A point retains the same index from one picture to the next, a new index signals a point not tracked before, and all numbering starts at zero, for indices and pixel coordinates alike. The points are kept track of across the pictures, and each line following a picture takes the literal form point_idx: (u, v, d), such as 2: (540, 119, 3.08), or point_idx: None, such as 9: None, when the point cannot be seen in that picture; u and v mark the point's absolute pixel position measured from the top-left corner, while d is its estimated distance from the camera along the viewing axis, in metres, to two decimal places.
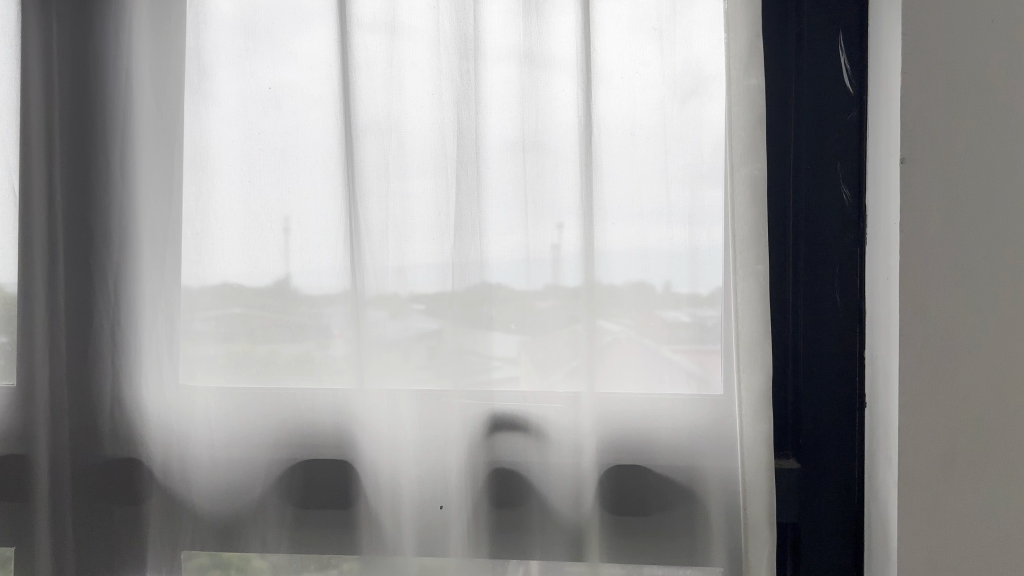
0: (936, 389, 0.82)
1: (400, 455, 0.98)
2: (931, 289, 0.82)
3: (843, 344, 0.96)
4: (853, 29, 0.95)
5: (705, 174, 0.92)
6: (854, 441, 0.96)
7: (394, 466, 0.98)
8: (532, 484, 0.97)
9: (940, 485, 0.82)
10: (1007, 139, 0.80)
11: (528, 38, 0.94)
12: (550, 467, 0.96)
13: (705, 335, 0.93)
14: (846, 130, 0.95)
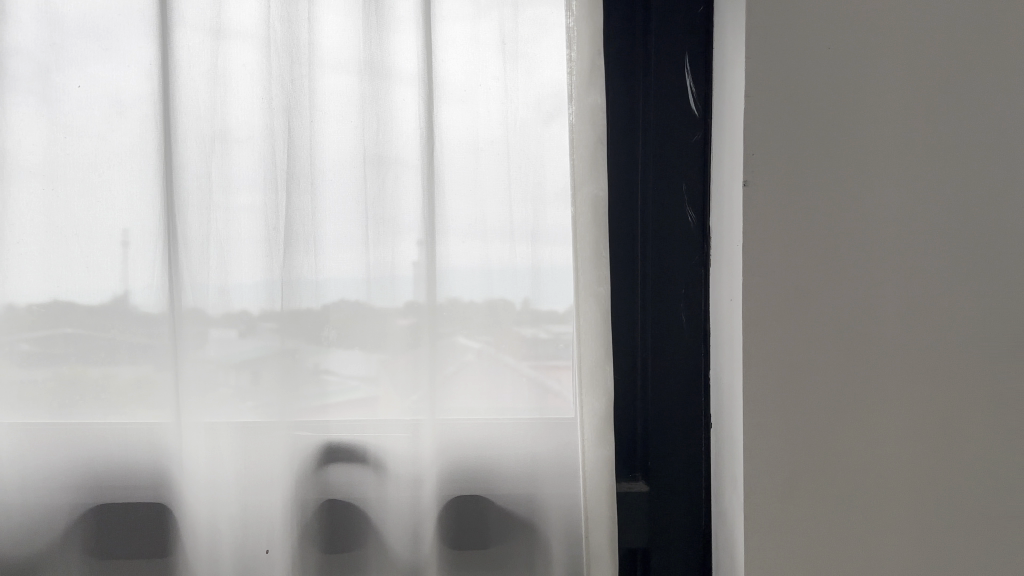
0: (778, 407, 0.83)
1: (223, 491, 0.90)
2: (774, 310, 0.83)
3: (690, 365, 0.96)
4: (698, 51, 0.96)
5: (550, 193, 0.89)
6: (701, 461, 0.96)
7: (213, 506, 0.90)
8: (368, 518, 0.91)
9: (780, 503, 0.83)
10: (840, 164, 0.83)
11: (368, 46, 0.89)
12: (387, 500, 0.91)
13: (545, 354, 0.90)
14: (691, 152, 0.96)
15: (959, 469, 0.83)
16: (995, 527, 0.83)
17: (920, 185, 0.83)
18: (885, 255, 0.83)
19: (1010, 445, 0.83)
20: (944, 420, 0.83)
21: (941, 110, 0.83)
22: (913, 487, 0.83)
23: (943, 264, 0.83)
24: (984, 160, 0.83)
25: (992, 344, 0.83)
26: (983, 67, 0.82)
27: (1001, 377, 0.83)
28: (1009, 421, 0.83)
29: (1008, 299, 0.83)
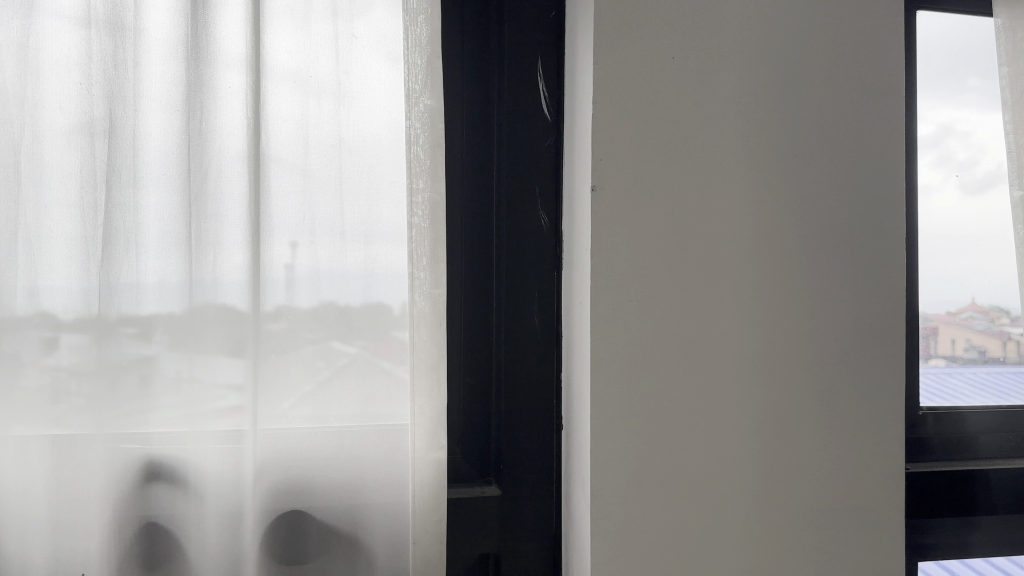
0: (624, 409, 0.84)
1: (31, 511, 0.84)
2: (620, 313, 0.84)
3: (542, 367, 0.96)
4: (550, 56, 0.97)
5: (382, 192, 0.90)
6: (552, 464, 0.96)
7: (22, 528, 0.84)
8: (188, 541, 0.87)
9: (624, 504, 0.84)
10: (682, 170, 0.85)
11: (194, 30, 0.86)
12: (205, 520, 0.87)
13: (378, 359, 0.90)
14: (542, 155, 0.97)
15: (790, 465, 0.87)
16: (822, 520, 0.87)
17: (753, 190, 0.86)
18: (722, 258, 0.85)
19: (833, 440, 0.88)
20: (776, 419, 0.86)
21: (772, 121, 0.87)
22: (750, 484, 0.86)
23: (774, 266, 0.86)
24: (811, 172, 0.87)
25: (817, 346, 0.87)
26: (806, 82, 0.87)
27: (825, 377, 0.88)
28: (832, 418, 0.88)
29: (831, 303, 0.88)
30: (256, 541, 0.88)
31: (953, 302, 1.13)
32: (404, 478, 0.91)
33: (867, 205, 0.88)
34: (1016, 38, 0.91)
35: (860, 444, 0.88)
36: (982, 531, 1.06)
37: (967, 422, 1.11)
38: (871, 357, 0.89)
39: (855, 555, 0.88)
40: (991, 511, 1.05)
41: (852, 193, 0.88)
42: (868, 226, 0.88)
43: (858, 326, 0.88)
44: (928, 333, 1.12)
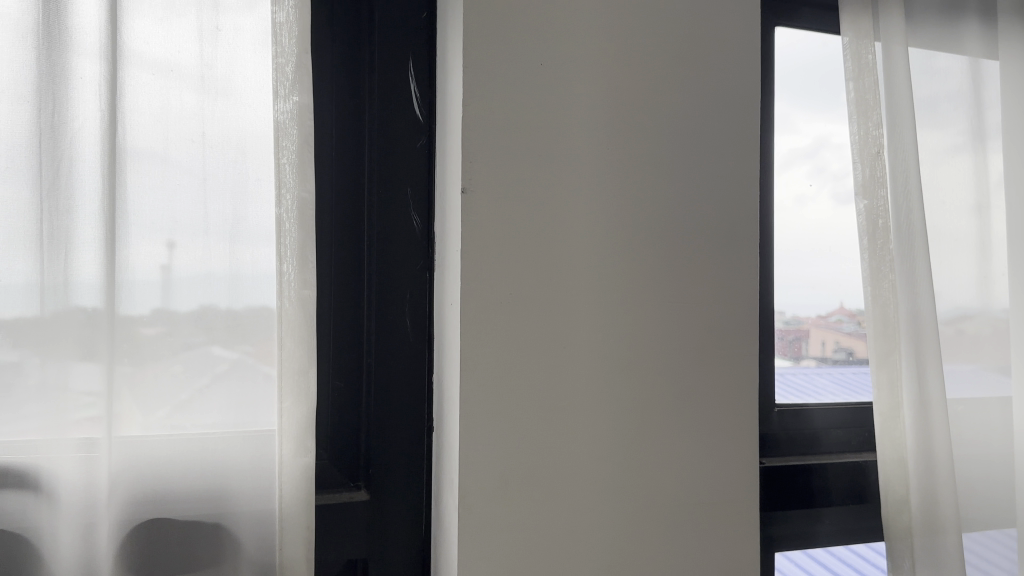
0: (494, 410, 0.84)
1: None
2: (490, 315, 0.84)
3: (414, 370, 0.96)
4: (422, 58, 0.97)
5: (248, 191, 0.88)
6: (423, 467, 0.96)
7: None
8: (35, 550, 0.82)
9: (493, 504, 0.84)
10: (550, 174, 0.86)
11: (45, 14, 0.81)
12: (55, 531, 0.82)
13: (244, 363, 0.88)
14: (414, 156, 0.97)
15: (654, 462, 0.89)
16: (685, 514, 0.91)
17: (618, 195, 0.89)
18: (589, 261, 0.87)
19: (694, 437, 0.91)
20: (640, 416, 0.89)
21: (636, 129, 0.89)
22: (615, 481, 0.88)
23: (638, 269, 0.89)
24: (672, 179, 0.91)
25: (680, 345, 0.91)
26: (666, 93, 0.91)
27: (686, 376, 0.91)
28: (693, 415, 0.91)
29: (693, 304, 0.91)
30: (111, 554, 0.83)
31: (823, 307, 1.20)
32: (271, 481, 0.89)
33: (726, 210, 0.93)
34: (863, 54, 0.98)
35: (717, 439, 0.92)
36: (827, 523, 1.13)
37: (814, 419, 1.18)
38: (726, 356, 0.93)
39: (715, 548, 0.92)
40: (835, 502, 1.12)
41: (709, 200, 0.93)
42: (726, 231, 0.93)
43: (716, 326, 0.93)
44: (799, 335, 1.18)
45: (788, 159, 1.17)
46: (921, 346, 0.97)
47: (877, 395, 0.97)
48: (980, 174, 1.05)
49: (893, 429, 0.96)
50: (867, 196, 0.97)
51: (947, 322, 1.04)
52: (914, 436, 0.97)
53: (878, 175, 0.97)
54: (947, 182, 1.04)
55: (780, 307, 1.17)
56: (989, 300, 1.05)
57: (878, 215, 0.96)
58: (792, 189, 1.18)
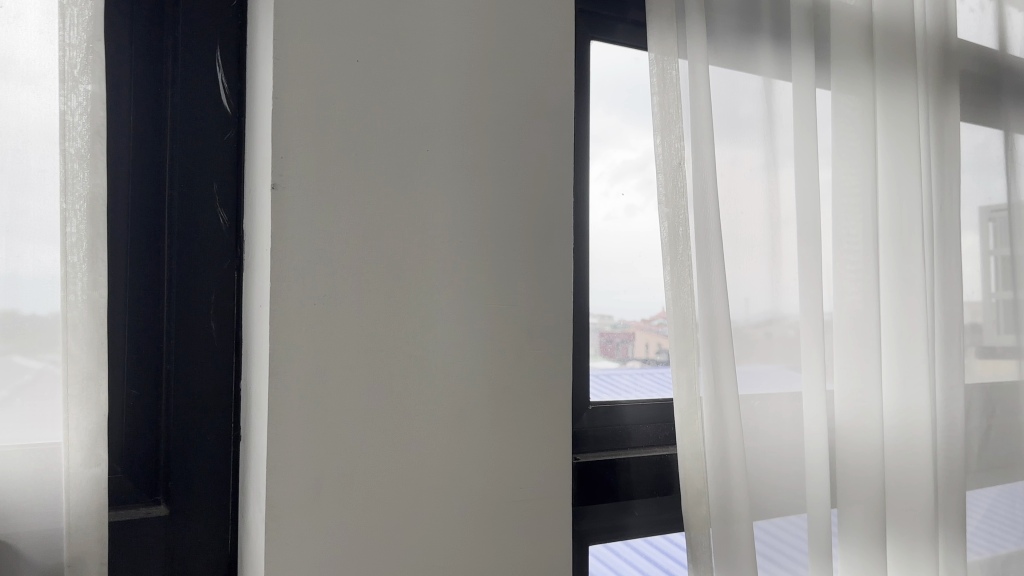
0: (304, 416, 0.81)
1: None
2: (300, 316, 0.81)
3: (219, 374, 0.92)
4: (230, 47, 0.94)
5: (30, 183, 0.81)
6: (230, 475, 0.93)
7: None
8: None
9: (302, 514, 0.81)
10: (363, 173, 0.85)
11: None
12: None
13: (24, 368, 0.80)
14: (221, 150, 0.93)
15: (469, 464, 0.90)
16: (498, 514, 0.92)
17: (435, 198, 0.89)
18: (406, 263, 0.87)
19: (508, 438, 0.93)
20: (456, 418, 0.89)
21: (452, 133, 0.90)
22: (429, 483, 0.87)
23: (455, 272, 0.90)
24: (485, 184, 0.92)
25: (495, 347, 0.92)
26: (481, 99, 0.92)
27: (501, 378, 0.92)
28: (507, 415, 0.93)
29: (507, 307, 0.93)
30: None
31: (647, 310, 1.27)
32: (57, 490, 0.81)
33: (540, 215, 0.96)
34: (667, 72, 1.03)
35: (532, 438, 0.94)
36: (636, 515, 1.18)
37: (625, 415, 1.23)
38: (539, 356, 0.95)
39: (527, 545, 0.93)
40: (642, 494, 1.18)
41: (522, 205, 0.95)
42: (541, 235, 0.96)
43: (531, 327, 0.95)
44: (626, 337, 1.24)
45: (622, 172, 1.26)
46: (716, 351, 1.03)
47: (678, 394, 1.03)
48: (773, 187, 1.13)
49: (691, 428, 1.03)
50: (669, 206, 1.02)
51: (754, 326, 1.12)
52: (709, 433, 1.04)
53: (678, 187, 1.03)
54: (742, 196, 1.12)
55: (606, 312, 1.23)
56: (781, 304, 1.13)
57: (679, 224, 1.02)
58: (624, 200, 1.26)
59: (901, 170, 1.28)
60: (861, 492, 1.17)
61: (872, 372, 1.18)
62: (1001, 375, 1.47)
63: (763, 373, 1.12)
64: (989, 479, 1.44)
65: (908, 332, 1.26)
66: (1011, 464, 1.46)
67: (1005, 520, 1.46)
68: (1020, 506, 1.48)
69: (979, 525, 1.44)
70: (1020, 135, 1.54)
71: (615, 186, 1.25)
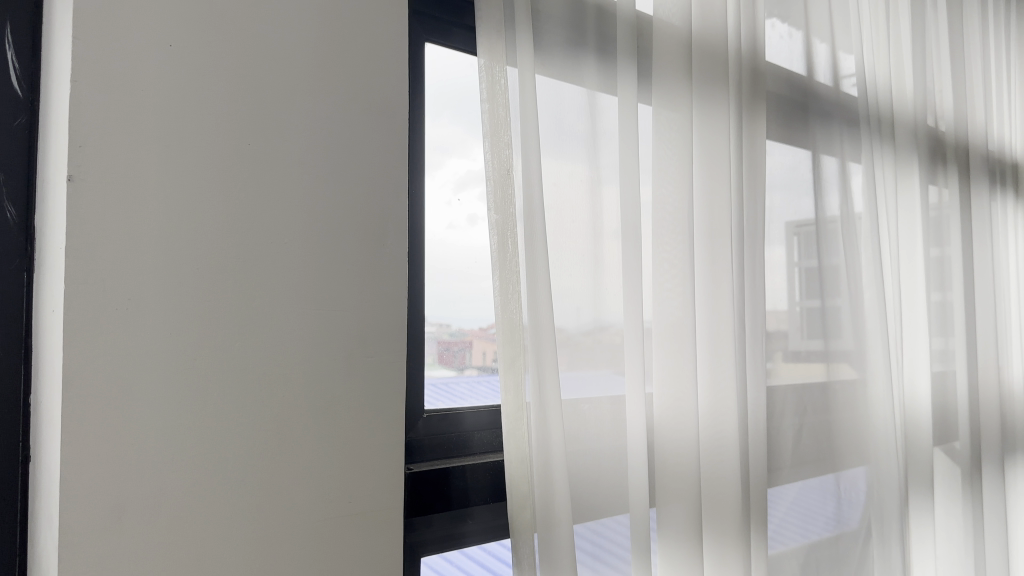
0: (103, 432, 0.74)
1: None
2: (100, 321, 0.74)
3: (5, 385, 0.83)
4: (22, 25, 0.86)
5: None
6: (18, 498, 0.83)
7: None
8: None
9: (99, 539, 0.74)
10: (173, 169, 0.79)
11: None
12: None
13: None
14: (10, 137, 0.85)
15: (288, 477, 0.86)
16: (319, 529, 0.88)
17: (254, 198, 0.84)
18: (219, 266, 0.81)
19: (329, 449, 0.89)
20: (274, 430, 0.85)
21: (273, 130, 0.86)
22: (247, 498, 0.83)
23: (276, 277, 0.85)
24: (309, 186, 0.88)
25: (323, 353, 0.89)
26: (306, 97, 0.89)
27: (328, 385, 0.89)
28: (330, 425, 0.89)
29: (338, 311, 0.90)
30: None
31: (484, 319, 1.26)
32: None
33: (372, 217, 0.94)
34: (495, 75, 1.03)
35: (356, 449, 0.91)
36: (472, 522, 1.18)
37: (464, 421, 1.23)
38: (365, 363, 0.92)
39: (350, 561, 0.90)
40: (479, 502, 1.17)
41: (349, 209, 0.92)
42: (374, 238, 0.94)
43: (362, 332, 0.92)
44: (463, 345, 1.23)
45: (465, 182, 1.25)
46: (542, 358, 1.05)
47: (504, 399, 1.03)
48: (596, 198, 1.17)
49: (517, 433, 1.03)
50: (499, 212, 1.02)
51: (583, 332, 1.14)
52: (534, 437, 1.05)
53: (507, 194, 1.03)
54: (569, 206, 1.14)
55: (445, 320, 1.21)
56: (605, 311, 1.17)
57: (508, 230, 1.03)
58: (466, 209, 1.26)
59: (716, 185, 1.36)
60: (679, 492, 1.22)
61: (688, 376, 1.24)
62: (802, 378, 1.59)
63: (588, 379, 1.15)
64: (790, 474, 1.55)
65: (720, 338, 1.34)
66: (810, 461, 1.58)
67: (810, 513, 1.57)
68: (820, 499, 1.59)
69: (783, 521, 1.52)
70: (825, 157, 1.68)
71: (457, 195, 1.24)
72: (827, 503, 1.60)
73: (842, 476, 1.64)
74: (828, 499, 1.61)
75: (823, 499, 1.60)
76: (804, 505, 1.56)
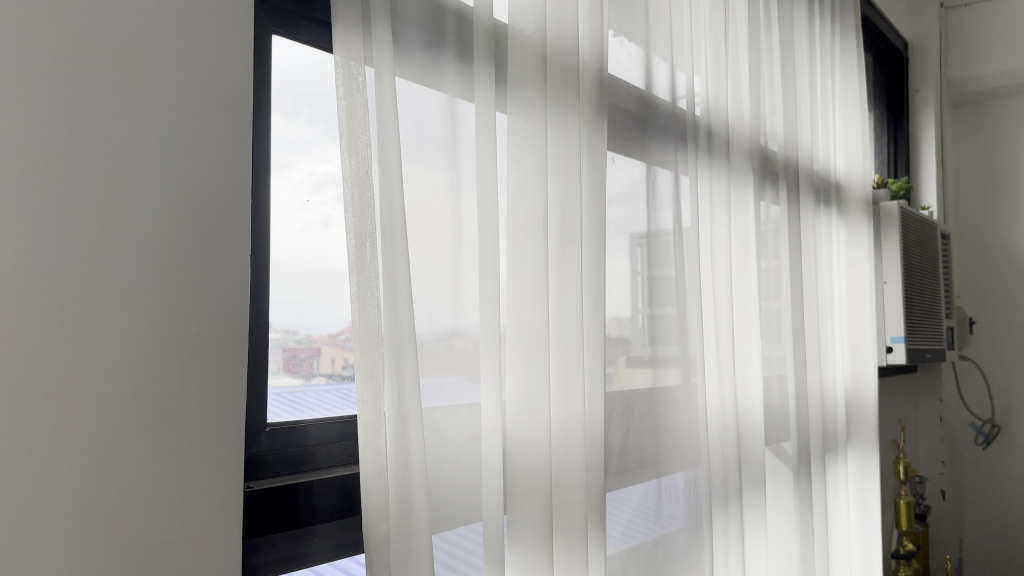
0: None
1: None
2: None
3: None
4: None
5: None
6: None
7: None
8: None
9: None
10: None
11: None
12: None
13: None
14: None
15: (118, 498, 0.79)
16: (152, 554, 0.81)
17: (84, 193, 0.77)
18: (41, 266, 0.74)
19: (164, 467, 0.83)
20: (102, 447, 0.78)
21: (105, 121, 0.80)
22: (69, 523, 0.75)
23: (107, 280, 0.79)
24: (146, 181, 0.83)
25: (159, 361, 0.83)
26: (145, 88, 0.83)
27: (165, 394, 0.83)
28: (165, 441, 0.83)
29: (174, 315, 0.84)
30: None
31: (335, 324, 1.21)
32: None
33: (212, 216, 0.89)
34: (352, 74, 1.00)
35: (193, 465, 0.85)
36: (316, 540, 1.12)
37: (309, 435, 1.17)
38: (203, 375, 0.87)
39: None
40: (325, 518, 1.13)
41: (189, 208, 0.86)
42: (214, 239, 0.89)
43: (200, 338, 0.87)
44: (310, 353, 1.18)
45: (320, 185, 1.21)
46: (400, 363, 1.03)
47: (361, 408, 1.00)
48: (456, 204, 1.16)
49: (374, 443, 1.00)
50: (356, 214, 0.99)
51: (436, 339, 1.13)
52: (390, 446, 1.02)
53: (366, 196, 1.00)
54: (427, 210, 1.12)
55: (291, 326, 1.16)
56: (462, 317, 1.16)
57: (365, 233, 1.00)
58: (320, 211, 1.21)
59: (567, 195, 1.39)
60: (532, 498, 1.22)
61: (542, 383, 1.26)
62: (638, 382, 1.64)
63: (445, 385, 1.13)
64: (634, 476, 1.60)
65: (571, 344, 1.37)
66: (646, 464, 1.64)
67: (641, 514, 1.62)
68: (648, 498, 1.64)
69: (618, 539, 1.57)
70: (658, 167, 1.73)
71: (311, 197, 1.20)
72: (654, 500, 1.65)
73: (660, 483, 1.67)
74: (654, 496, 1.65)
75: (652, 499, 1.65)
76: (635, 508, 1.61)
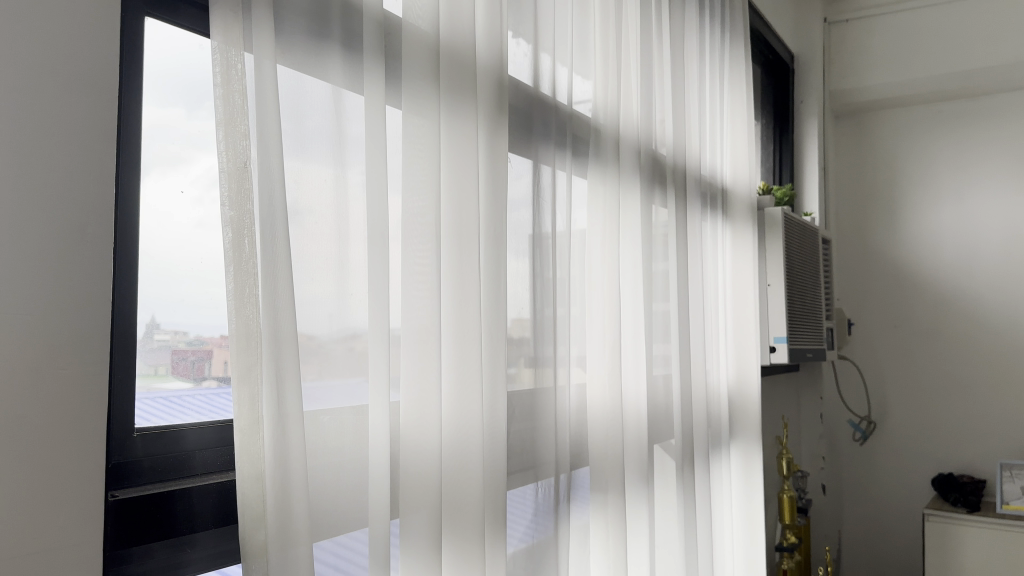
0: None
1: None
2: None
3: None
4: None
5: None
6: None
7: None
8: None
9: None
10: None
11: None
12: None
13: None
14: None
15: None
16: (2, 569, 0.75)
17: None
18: None
19: (14, 473, 0.77)
20: None
21: None
22: None
23: None
24: None
25: (10, 361, 0.77)
26: None
27: (16, 396, 0.77)
28: (15, 445, 0.77)
29: (27, 312, 0.78)
30: None
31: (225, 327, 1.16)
32: None
33: (70, 207, 0.83)
34: (230, 60, 0.96)
35: (47, 470, 0.80)
36: (195, 549, 1.07)
37: (185, 439, 1.12)
38: (59, 376, 0.81)
39: None
40: (204, 525, 1.07)
41: (44, 195, 0.81)
42: (70, 230, 0.83)
43: (56, 335, 0.81)
44: (202, 355, 1.12)
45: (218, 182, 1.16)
46: (280, 364, 0.99)
47: (236, 411, 0.95)
48: (342, 201, 1.13)
49: (251, 448, 0.96)
50: (234, 208, 0.95)
51: (340, 339, 1.11)
52: (270, 450, 0.99)
53: (244, 188, 0.96)
54: (313, 207, 1.09)
55: (182, 327, 1.10)
56: (350, 317, 1.12)
57: (243, 229, 0.96)
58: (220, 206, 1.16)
59: (462, 194, 1.37)
60: (424, 501, 1.20)
61: (433, 385, 1.24)
62: (523, 382, 1.62)
63: (336, 388, 1.11)
64: (526, 477, 1.62)
65: (465, 345, 1.35)
66: (526, 468, 1.63)
67: (522, 511, 1.62)
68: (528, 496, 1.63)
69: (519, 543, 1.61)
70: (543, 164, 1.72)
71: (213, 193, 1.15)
72: (534, 494, 1.64)
73: (540, 484, 1.65)
74: (534, 493, 1.64)
75: (532, 494, 1.64)
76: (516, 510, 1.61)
